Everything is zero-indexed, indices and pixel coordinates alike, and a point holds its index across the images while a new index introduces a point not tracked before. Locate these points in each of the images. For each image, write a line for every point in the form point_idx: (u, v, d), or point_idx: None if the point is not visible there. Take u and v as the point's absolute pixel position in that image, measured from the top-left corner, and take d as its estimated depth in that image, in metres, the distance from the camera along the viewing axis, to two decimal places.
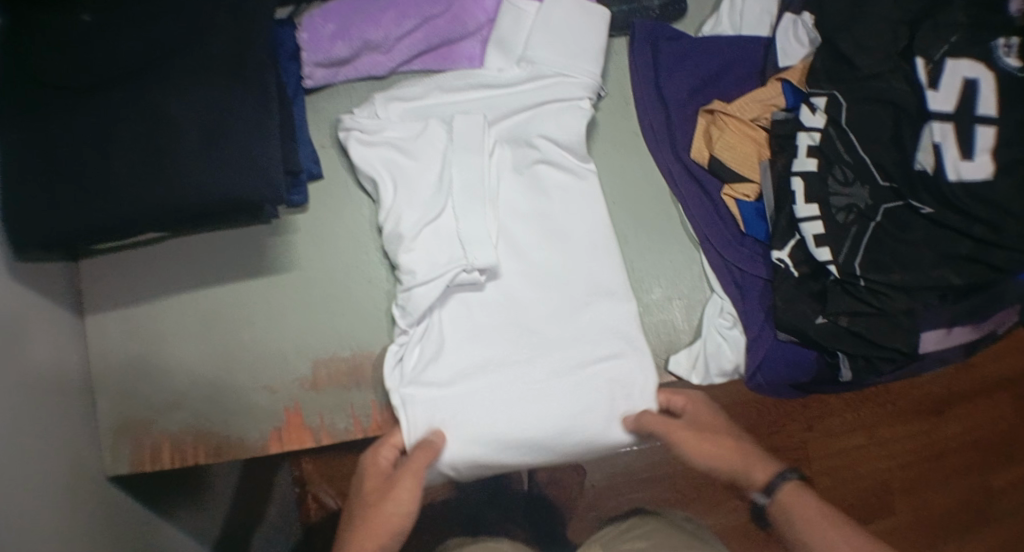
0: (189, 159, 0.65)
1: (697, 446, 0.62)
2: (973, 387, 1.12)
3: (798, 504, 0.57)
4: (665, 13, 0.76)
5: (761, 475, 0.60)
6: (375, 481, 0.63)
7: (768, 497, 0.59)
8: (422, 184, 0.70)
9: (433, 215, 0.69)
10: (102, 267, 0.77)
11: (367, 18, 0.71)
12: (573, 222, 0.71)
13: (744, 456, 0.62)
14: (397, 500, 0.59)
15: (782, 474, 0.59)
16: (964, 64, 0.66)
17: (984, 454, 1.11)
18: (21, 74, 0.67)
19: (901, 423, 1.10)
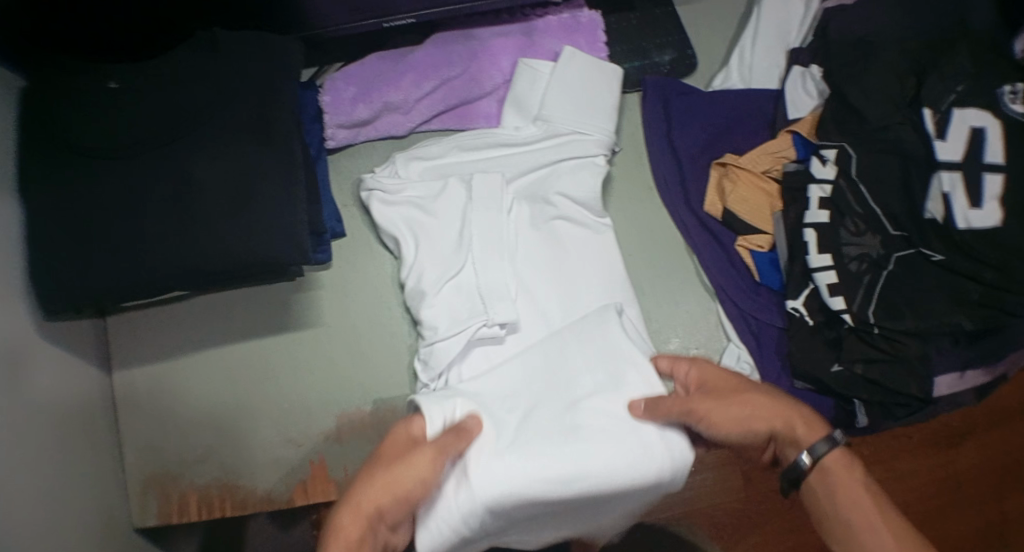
0: (218, 223, 0.67)
1: (728, 409, 0.56)
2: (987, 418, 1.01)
3: (845, 470, 0.55)
4: (676, 68, 0.79)
5: (804, 428, 0.57)
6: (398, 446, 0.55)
7: (812, 458, 0.55)
8: (443, 241, 0.71)
9: (454, 271, 0.70)
10: (130, 323, 0.79)
11: (388, 81, 0.74)
12: (586, 268, 0.72)
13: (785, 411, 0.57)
14: (414, 467, 0.52)
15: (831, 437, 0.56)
16: (971, 113, 0.68)
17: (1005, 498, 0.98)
18: (47, 135, 0.68)
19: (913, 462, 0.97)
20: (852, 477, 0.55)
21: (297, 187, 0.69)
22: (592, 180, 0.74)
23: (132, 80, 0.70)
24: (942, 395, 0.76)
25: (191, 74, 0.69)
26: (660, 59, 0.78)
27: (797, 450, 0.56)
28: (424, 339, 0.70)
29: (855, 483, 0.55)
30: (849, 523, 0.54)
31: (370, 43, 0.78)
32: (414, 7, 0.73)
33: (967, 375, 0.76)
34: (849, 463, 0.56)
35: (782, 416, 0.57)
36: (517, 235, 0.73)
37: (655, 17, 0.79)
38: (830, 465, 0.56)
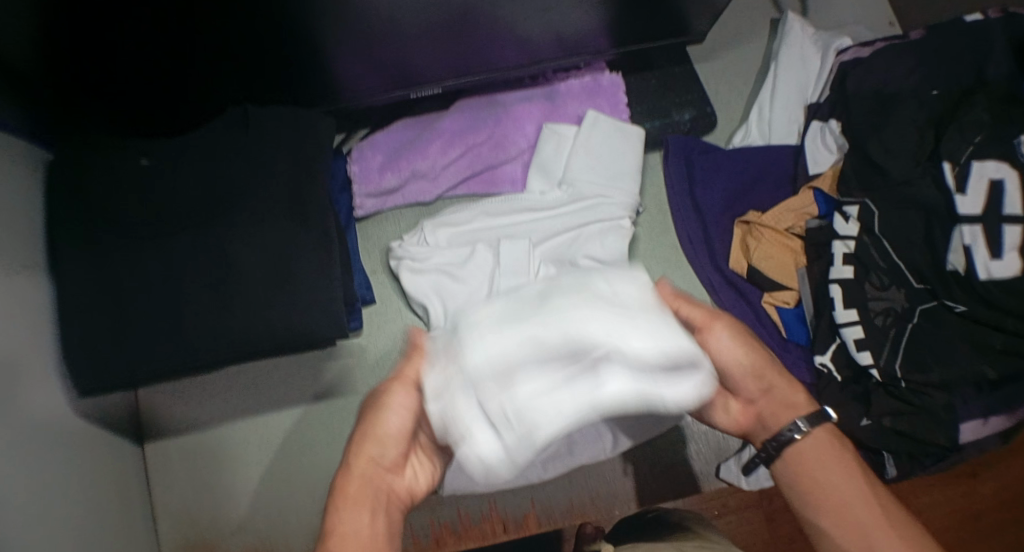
0: (256, 301, 0.68)
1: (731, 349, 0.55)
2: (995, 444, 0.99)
3: (827, 452, 0.54)
4: (695, 125, 0.80)
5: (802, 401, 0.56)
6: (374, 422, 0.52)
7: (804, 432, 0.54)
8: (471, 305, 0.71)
9: None
10: (165, 394, 0.80)
11: (414, 149, 0.76)
12: None
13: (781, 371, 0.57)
14: (393, 410, 0.50)
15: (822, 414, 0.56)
16: (990, 165, 0.67)
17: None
18: (82, 217, 0.69)
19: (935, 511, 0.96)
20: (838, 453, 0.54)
21: (331, 261, 0.70)
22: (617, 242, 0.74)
23: (164, 158, 0.71)
24: (967, 441, 0.76)
25: (226, 154, 0.71)
26: (680, 118, 0.80)
27: (788, 420, 0.55)
28: None
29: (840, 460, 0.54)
30: (816, 477, 0.54)
31: (394, 110, 0.79)
32: (439, 78, 0.75)
33: (991, 420, 0.76)
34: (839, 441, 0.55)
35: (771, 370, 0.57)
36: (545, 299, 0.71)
37: (672, 76, 0.80)
38: (813, 447, 0.54)
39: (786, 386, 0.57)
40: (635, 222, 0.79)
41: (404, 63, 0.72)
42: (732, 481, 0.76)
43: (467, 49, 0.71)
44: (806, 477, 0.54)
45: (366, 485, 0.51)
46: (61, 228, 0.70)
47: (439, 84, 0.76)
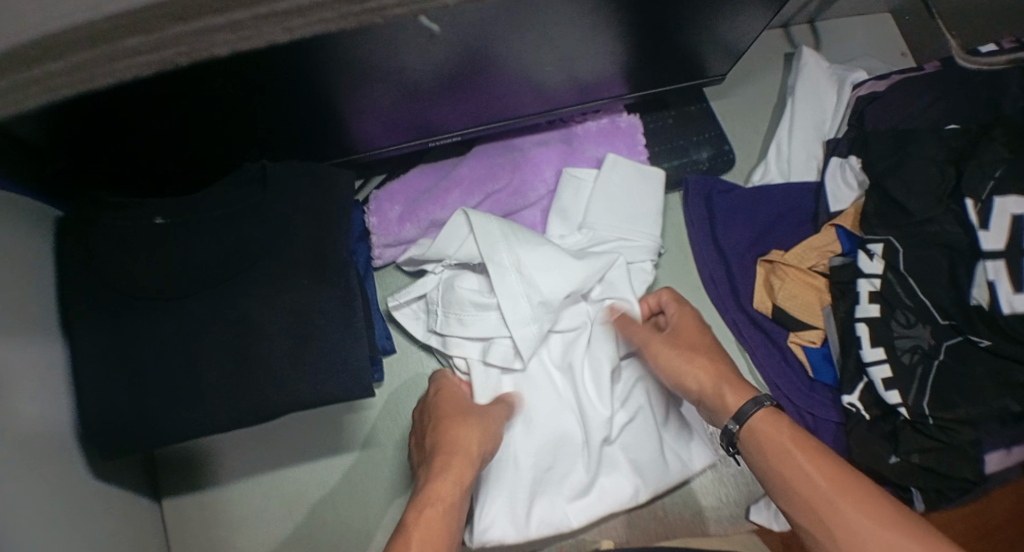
0: (278, 362, 0.67)
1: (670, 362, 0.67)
2: None
3: (772, 433, 0.59)
4: (714, 164, 0.79)
5: (731, 400, 0.62)
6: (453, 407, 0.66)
7: (741, 421, 0.61)
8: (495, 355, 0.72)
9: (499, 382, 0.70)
10: (182, 451, 0.78)
11: (433, 199, 0.74)
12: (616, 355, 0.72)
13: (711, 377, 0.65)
14: (492, 428, 0.65)
15: (758, 401, 0.61)
16: (1012, 200, 0.67)
17: None
18: (94, 280, 0.67)
19: None
20: (779, 429, 0.59)
21: (356, 322, 0.68)
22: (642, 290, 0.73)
23: (178, 216, 0.69)
24: (994, 472, 0.77)
25: (241, 211, 0.69)
26: (697, 157, 0.79)
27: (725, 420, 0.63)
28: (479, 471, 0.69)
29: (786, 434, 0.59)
30: (784, 470, 0.57)
31: (411, 157, 0.78)
32: (459, 128, 0.74)
33: (1016, 450, 0.77)
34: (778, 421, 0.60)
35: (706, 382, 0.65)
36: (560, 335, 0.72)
37: (689, 115, 0.80)
38: (752, 427, 0.60)
39: (719, 379, 0.64)
40: (656, 263, 0.78)
41: (420, 113, 0.71)
42: (763, 522, 0.76)
43: (487, 101, 0.70)
44: (755, 457, 0.60)
45: (469, 480, 0.60)
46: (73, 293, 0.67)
47: (459, 133, 0.75)
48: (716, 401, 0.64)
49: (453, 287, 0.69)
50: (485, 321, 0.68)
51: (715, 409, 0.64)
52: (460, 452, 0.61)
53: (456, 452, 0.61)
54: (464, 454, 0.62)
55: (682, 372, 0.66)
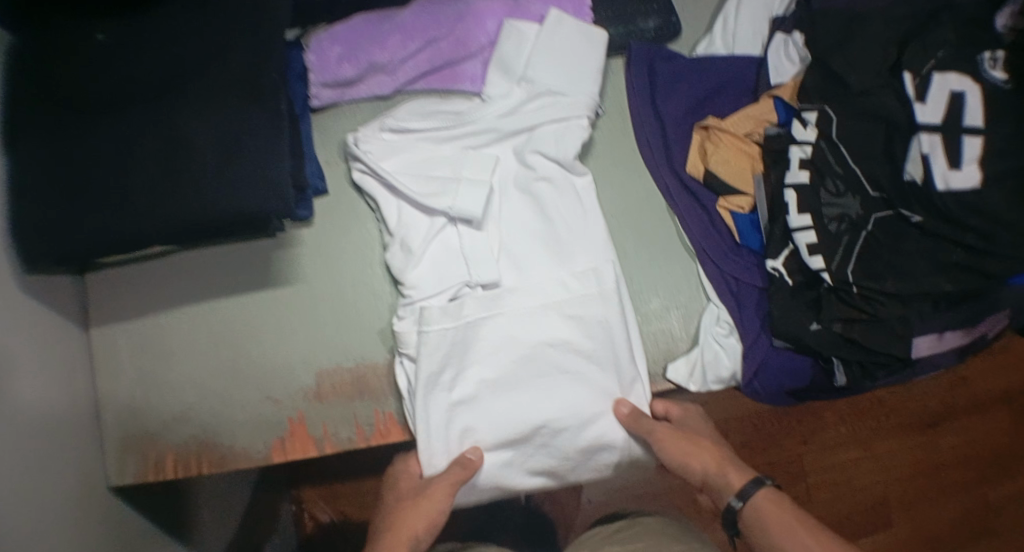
0: (203, 178, 0.67)
1: (674, 442, 0.68)
2: (969, 403, 1.12)
3: (773, 511, 0.63)
4: (661, 34, 0.79)
5: (734, 477, 0.66)
6: (408, 484, 0.69)
7: (742, 501, 0.64)
8: (423, 217, 0.73)
9: (439, 229, 0.73)
10: (110, 282, 0.78)
11: (373, 41, 0.74)
12: (567, 224, 0.73)
13: (716, 460, 0.68)
14: (435, 499, 0.65)
15: (756, 481, 0.65)
16: (952, 77, 0.69)
17: (979, 466, 1.12)
18: (37, 87, 0.71)
19: (898, 437, 1.10)
20: (784, 509, 0.63)
21: (282, 143, 0.69)
22: (571, 146, 0.74)
23: (123, 36, 0.72)
24: (922, 357, 0.75)
25: (184, 35, 0.71)
26: (644, 26, 0.79)
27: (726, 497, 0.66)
28: (407, 298, 0.72)
29: (787, 516, 0.63)
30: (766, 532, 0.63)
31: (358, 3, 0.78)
32: None
33: (947, 336, 0.76)
34: (779, 503, 0.64)
35: (710, 464, 0.67)
36: (502, 197, 0.74)
37: None
38: (756, 507, 0.64)
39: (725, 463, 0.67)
40: (593, 124, 0.78)
41: None
42: (680, 382, 0.73)
43: None
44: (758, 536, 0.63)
45: None
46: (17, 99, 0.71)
47: None
48: (721, 479, 0.66)
49: (392, 154, 0.73)
50: (424, 186, 0.71)
51: (720, 487, 0.66)
52: (403, 532, 0.66)
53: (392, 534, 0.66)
54: (399, 532, 0.66)
55: (688, 455, 0.67)
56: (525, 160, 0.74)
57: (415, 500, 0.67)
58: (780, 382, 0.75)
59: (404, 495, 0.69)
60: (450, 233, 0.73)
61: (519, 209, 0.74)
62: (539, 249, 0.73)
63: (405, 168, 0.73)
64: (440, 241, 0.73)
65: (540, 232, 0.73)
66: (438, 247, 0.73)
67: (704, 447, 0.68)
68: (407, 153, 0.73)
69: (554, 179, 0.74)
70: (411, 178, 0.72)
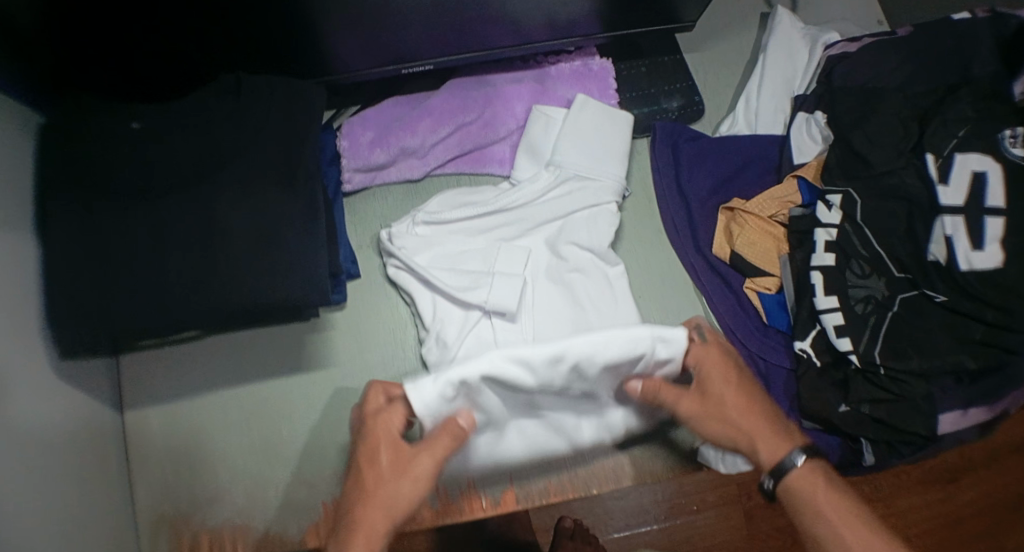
0: (242, 267, 0.67)
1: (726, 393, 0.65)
2: (988, 454, 1.13)
3: (817, 487, 0.61)
4: (684, 113, 0.82)
5: (766, 457, 0.63)
6: (375, 437, 0.61)
7: (775, 481, 0.63)
8: (458, 310, 0.73)
9: (473, 321, 0.72)
10: (146, 363, 0.79)
11: (404, 126, 0.76)
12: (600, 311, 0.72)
13: (767, 419, 0.64)
14: (399, 485, 0.60)
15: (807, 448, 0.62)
16: (973, 157, 0.70)
17: (1003, 517, 1.12)
18: (65, 169, 0.69)
19: (918, 491, 1.12)
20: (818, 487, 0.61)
21: (319, 230, 0.69)
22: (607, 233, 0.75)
23: (155, 122, 0.71)
24: (947, 432, 0.72)
25: (218, 121, 0.71)
26: (668, 105, 0.82)
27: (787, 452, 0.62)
28: None
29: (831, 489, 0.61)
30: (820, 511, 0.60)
31: (385, 88, 0.81)
32: (434, 56, 0.77)
33: (971, 412, 0.72)
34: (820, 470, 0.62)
35: (765, 422, 0.64)
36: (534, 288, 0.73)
37: (662, 64, 0.83)
38: (802, 474, 0.61)
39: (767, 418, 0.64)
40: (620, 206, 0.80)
41: (399, 40, 0.74)
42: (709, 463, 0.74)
43: (463, 31, 0.74)
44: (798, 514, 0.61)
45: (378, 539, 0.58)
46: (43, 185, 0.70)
47: (432, 61, 0.77)
48: (772, 436, 0.63)
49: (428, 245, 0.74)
50: (458, 278, 0.71)
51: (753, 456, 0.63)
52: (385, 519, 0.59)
53: (371, 506, 0.59)
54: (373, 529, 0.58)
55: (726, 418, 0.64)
56: (557, 248, 0.74)
57: (402, 473, 0.60)
58: None
59: (386, 446, 0.61)
60: (478, 315, 0.72)
61: (552, 297, 0.73)
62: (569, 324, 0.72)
63: (437, 263, 0.73)
64: (472, 321, 0.72)
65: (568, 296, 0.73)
66: (471, 333, 0.72)
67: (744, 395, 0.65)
68: (434, 249, 0.74)
69: (585, 255, 0.74)
70: (445, 271, 0.72)
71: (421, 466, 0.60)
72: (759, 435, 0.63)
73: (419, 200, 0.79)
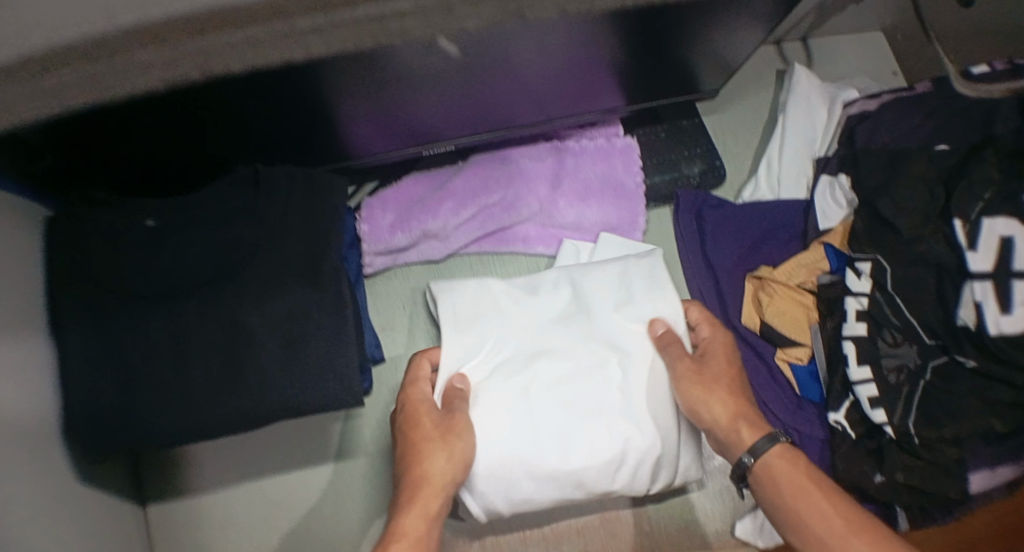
0: (271, 370, 0.66)
1: (693, 386, 0.64)
2: None
3: (790, 475, 0.57)
4: (704, 179, 0.82)
5: (747, 433, 0.61)
6: (424, 418, 0.63)
7: (754, 457, 0.59)
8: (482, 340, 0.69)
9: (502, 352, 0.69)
10: (170, 456, 0.77)
11: (426, 209, 0.76)
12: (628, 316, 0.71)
13: (739, 412, 0.62)
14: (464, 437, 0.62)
15: (771, 436, 0.60)
16: (1000, 221, 0.66)
17: None
18: (78, 277, 0.67)
19: None
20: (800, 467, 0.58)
21: (347, 328, 0.67)
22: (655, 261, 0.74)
23: (172, 220, 0.69)
24: (977, 492, 0.70)
25: (236, 216, 0.69)
26: (689, 170, 0.82)
27: (739, 454, 0.60)
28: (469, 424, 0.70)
29: (804, 471, 0.57)
30: (795, 506, 0.56)
31: (403, 165, 0.80)
32: (455, 137, 0.76)
33: (999, 469, 0.70)
34: (795, 460, 0.58)
35: (730, 415, 0.62)
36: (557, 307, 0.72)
37: (681, 128, 0.83)
38: (768, 464, 0.58)
39: (740, 410, 0.62)
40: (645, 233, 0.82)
41: (420, 121, 0.73)
42: (747, 538, 0.77)
43: (482, 113, 0.73)
44: (765, 484, 0.58)
45: (434, 510, 0.57)
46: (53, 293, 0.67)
47: (454, 140, 0.77)
48: (732, 435, 0.61)
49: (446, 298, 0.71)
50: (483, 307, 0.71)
51: (732, 442, 0.61)
52: (430, 486, 0.58)
53: (425, 485, 0.58)
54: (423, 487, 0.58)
55: (702, 400, 0.63)
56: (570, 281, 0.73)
57: (443, 437, 0.61)
58: None
59: (429, 424, 0.62)
60: (524, 315, 0.71)
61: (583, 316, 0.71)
62: (592, 343, 0.70)
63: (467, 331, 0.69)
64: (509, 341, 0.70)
65: (602, 326, 0.71)
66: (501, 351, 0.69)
67: (724, 392, 0.63)
68: (468, 305, 0.71)
69: (605, 311, 0.71)
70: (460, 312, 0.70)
71: (465, 426, 0.63)
72: (743, 421, 0.61)
73: (445, 280, 0.80)
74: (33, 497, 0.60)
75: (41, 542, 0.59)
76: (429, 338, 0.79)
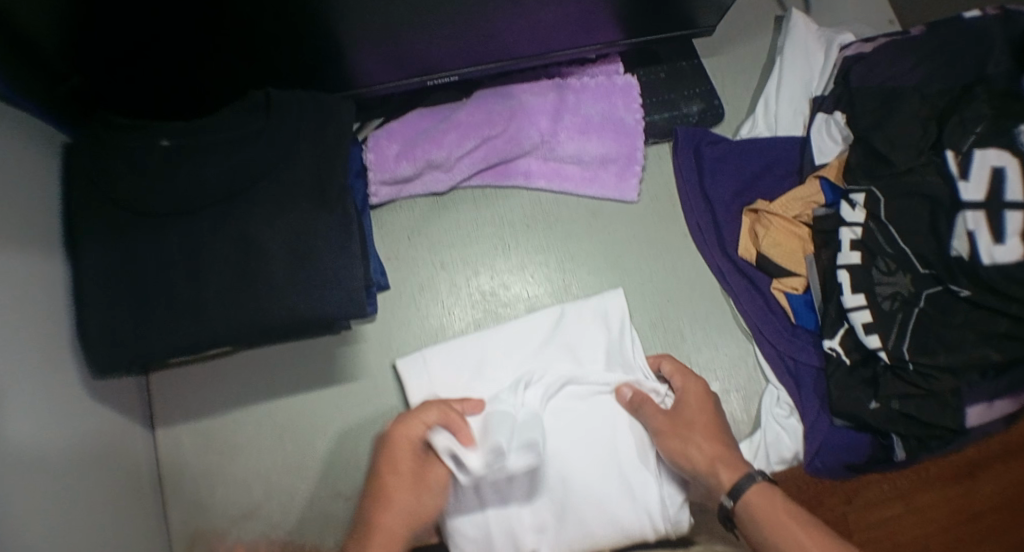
0: (278, 284, 0.67)
1: (681, 447, 0.68)
2: (988, 476, 0.88)
3: (770, 505, 0.62)
4: (703, 118, 0.85)
5: (725, 478, 0.65)
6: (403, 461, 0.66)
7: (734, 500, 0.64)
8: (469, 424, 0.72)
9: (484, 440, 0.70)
10: (177, 380, 0.79)
11: (430, 141, 0.79)
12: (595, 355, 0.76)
13: (722, 459, 0.66)
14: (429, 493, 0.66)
15: (750, 476, 0.64)
16: (992, 153, 0.68)
17: (1004, 514, 0.88)
18: (94, 192, 0.69)
19: (939, 519, 0.87)
20: (775, 504, 0.62)
21: (353, 249, 0.69)
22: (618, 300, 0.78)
23: (184, 140, 0.71)
24: (973, 426, 0.72)
25: (248, 135, 0.71)
26: (688, 110, 0.84)
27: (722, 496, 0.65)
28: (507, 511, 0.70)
29: (779, 511, 0.61)
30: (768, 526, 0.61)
31: (410, 100, 0.83)
32: (458, 68, 0.78)
33: (995, 404, 0.72)
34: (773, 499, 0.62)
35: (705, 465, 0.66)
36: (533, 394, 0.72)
37: (681, 70, 0.85)
38: (750, 504, 0.63)
39: (723, 449, 0.67)
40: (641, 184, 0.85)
41: (424, 51, 0.75)
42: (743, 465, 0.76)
43: (482, 43, 0.75)
44: (756, 536, 0.62)
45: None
46: (67, 206, 0.69)
47: (456, 72, 0.79)
48: (710, 480, 0.66)
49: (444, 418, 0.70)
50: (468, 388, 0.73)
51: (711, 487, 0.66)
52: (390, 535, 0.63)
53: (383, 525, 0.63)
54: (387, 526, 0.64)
55: (682, 450, 0.68)
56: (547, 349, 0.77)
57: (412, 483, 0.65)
58: (840, 458, 0.76)
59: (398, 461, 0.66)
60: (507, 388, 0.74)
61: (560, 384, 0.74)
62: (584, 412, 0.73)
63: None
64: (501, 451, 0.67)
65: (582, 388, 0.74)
66: (522, 490, 0.70)
67: (713, 445, 0.67)
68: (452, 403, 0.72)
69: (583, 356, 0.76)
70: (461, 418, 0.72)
71: (435, 481, 0.66)
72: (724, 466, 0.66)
73: (450, 212, 0.83)
74: (53, 394, 0.63)
75: (62, 438, 0.62)
76: (433, 268, 0.81)
